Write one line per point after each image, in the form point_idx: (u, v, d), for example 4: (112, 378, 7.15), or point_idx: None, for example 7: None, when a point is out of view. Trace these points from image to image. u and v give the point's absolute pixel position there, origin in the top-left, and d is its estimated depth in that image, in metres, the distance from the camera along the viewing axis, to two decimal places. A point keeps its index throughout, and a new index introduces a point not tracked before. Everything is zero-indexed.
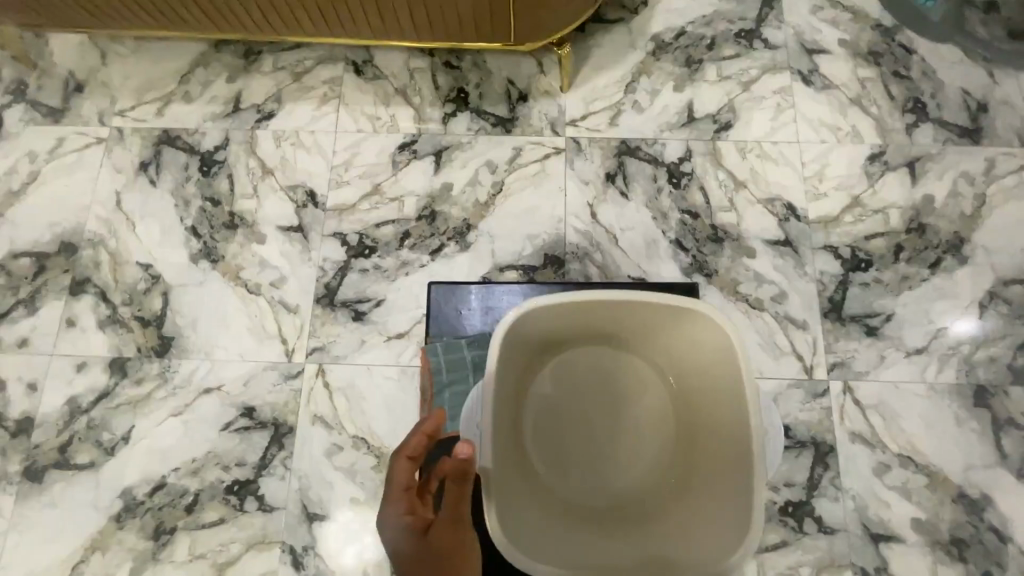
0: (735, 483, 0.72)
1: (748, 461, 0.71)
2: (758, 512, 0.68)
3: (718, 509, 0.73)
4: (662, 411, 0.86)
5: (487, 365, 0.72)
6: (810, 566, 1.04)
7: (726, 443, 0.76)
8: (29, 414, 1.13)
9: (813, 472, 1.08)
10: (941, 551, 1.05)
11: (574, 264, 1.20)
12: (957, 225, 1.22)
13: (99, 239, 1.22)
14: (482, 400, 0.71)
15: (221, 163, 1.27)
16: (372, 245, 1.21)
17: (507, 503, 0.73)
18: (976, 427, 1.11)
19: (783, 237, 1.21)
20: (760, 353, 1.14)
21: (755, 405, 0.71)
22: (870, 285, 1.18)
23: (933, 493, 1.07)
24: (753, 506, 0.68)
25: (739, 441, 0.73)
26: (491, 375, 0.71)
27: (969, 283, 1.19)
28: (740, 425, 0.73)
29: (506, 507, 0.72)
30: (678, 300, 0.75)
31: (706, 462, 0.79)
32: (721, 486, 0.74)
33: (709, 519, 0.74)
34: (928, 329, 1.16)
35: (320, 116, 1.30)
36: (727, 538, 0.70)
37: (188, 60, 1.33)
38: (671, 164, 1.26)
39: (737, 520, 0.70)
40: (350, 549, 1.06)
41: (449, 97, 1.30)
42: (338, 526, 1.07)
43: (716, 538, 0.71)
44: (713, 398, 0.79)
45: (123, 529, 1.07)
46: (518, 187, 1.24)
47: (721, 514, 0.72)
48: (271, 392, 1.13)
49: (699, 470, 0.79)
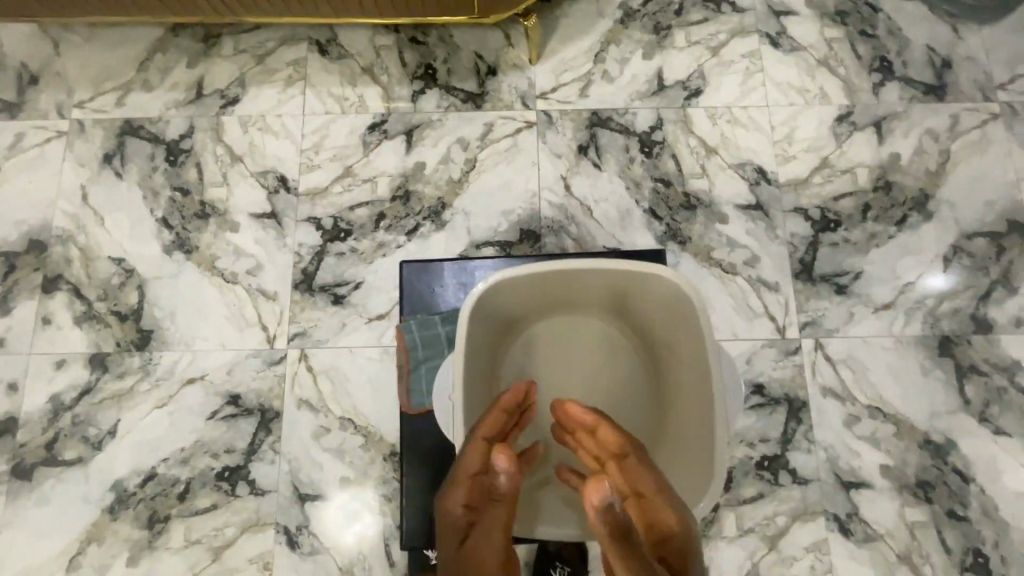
0: (702, 442, 0.75)
1: (712, 418, 0.73)
2: (720, 466, 0.71)
3: (687, 466, 0.77)
4: (637, 376, 0.89)
5: (456, 340, 0.74)
6: (785, 516, 1.09)
7: (694, 402, 0.78)
8: (12, 414, 1.13)
9: (787, 427, 1.12)
10: (908, 494, 1.10)
11: (550, 238, 1.21)
12: (922, 182, 1.24)
13: (68, 235, 1.21)
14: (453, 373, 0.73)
15: (188, 151, 1.25)
16: (347, 228, 1.21)
17: None
18: (940, 376, 1.15)
19: (755, 202, 1.23)
20: (734, 316, 1.17)
21: (717, 364, 0.73)
22: (839, 245, 1.21)
23: (900, 440, 1.12)
24: (715, 459, 0.71)
25: (705, 400, 0.75)
26: (460, 349, 0.73)
27: (934, 238, 1.22)
28: (706, 384, 0.75)
29: None
30: (640, 265, 0.76)
31: (677, 422, 0.82)
32: (690, 443, 0.78)
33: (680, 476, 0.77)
34: (895, 285, 1.19)
35: (286, 99, 1.27)
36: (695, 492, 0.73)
37: (145, 46, 1.29)
38: (643, 133, 1.26)
39: (704, 476, 0.73)
40: (349, 533, 1.08)
41: (416, 74, 1.28)
42: (336, 510, 1.09)
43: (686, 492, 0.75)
44: (682, 361, 0.81)
45: (116, 520, 1.09)
46: (491, 163, 1.24)
47: (691, 470, 0.76)
48: (255, 379, 1.14)
49: (671, 429, 0.82)
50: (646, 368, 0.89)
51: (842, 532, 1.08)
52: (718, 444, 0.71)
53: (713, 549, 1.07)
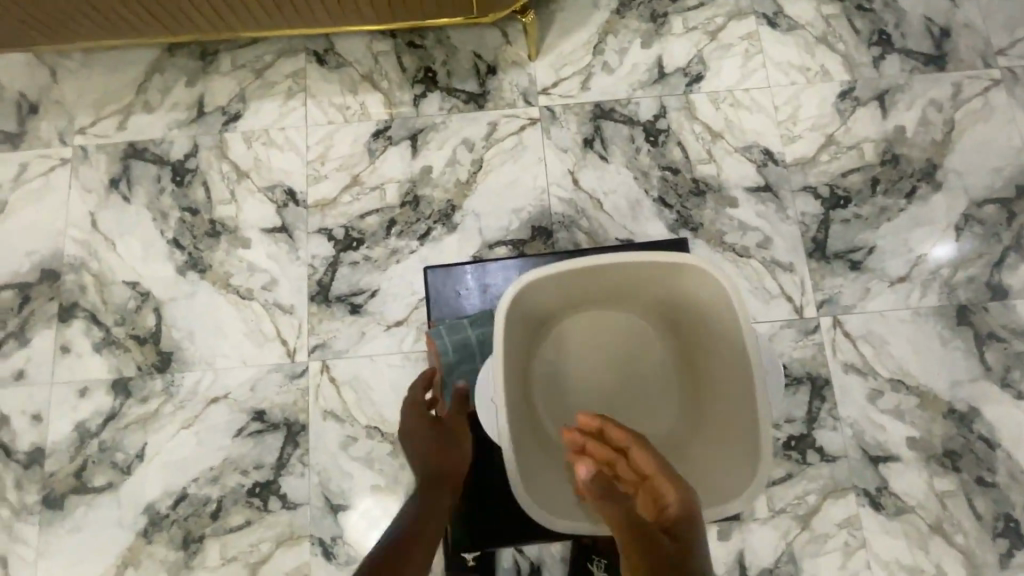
0: (742, 430, 0.75)
1: (752, 401, 0.74)
2: (766, 446, 0.71)
3: (729, 455, 0.77)
4: (668, 369, 0.89)
5: (494, 342, 0.73)
6: (816, 494, 1.09)
7: (730, 386, 0.79)
8: (39, 445, 1.13)
9: (811, 406, 1.13)
10: (936, 464, 1.11)
11: (562, 233, 1.21)
12: (929, 152, 1.24)
13: (80, 262, 1.20)
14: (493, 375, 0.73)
15: (193, 171, 1.24)
16: (359, 237, 1.21)
17: (531, 471, 0.76)
18: (960, 345, 1.16)
19: (763, 184, 1.23)
20: (751, 299, 1.17)
21: (754, 351, 0.73)
22: (850, 221, 1.21)
23: (924, 411, 1.13)
24: (760, 440, 0.72)
25: (742, 384, 0.76)
26: (498, 351, 0.73)
27: (943, 208, 1.22)
28: (742, 368, 0.76)
29: (529, 473, 0.75)
30: (671, 257, 0.76)
31: (713, 408, 0.82)
32: (729, 427, 0.78)
33: (721, 464, 0.78)
34: (908, 257, 1.20)
35: (288, 112, 1.27)
36: (740, 481, 0.73)
37: (143, 68, 1.29)
38: (647, 123, 1.26)
39: (747, 463, 0.73)
40: (375, 535, 1.09)
41: (417, 78, 1.28)
42: (360, 515, 1.10)
43: (730, 481, 0.75)
44: (715, 350, 0.81)
45: (151, 543, 1.09)
46: (497, 162, 1.24)
47: (733, 458, 0.76)
48: (279, 393, 1.14)
49: (707, 415, 0.83)
50: (677, 361, 0.89)
51: (873, 506, 1.09)
52: (761, 430, 0.71)
53: (746, 532, 1.08)
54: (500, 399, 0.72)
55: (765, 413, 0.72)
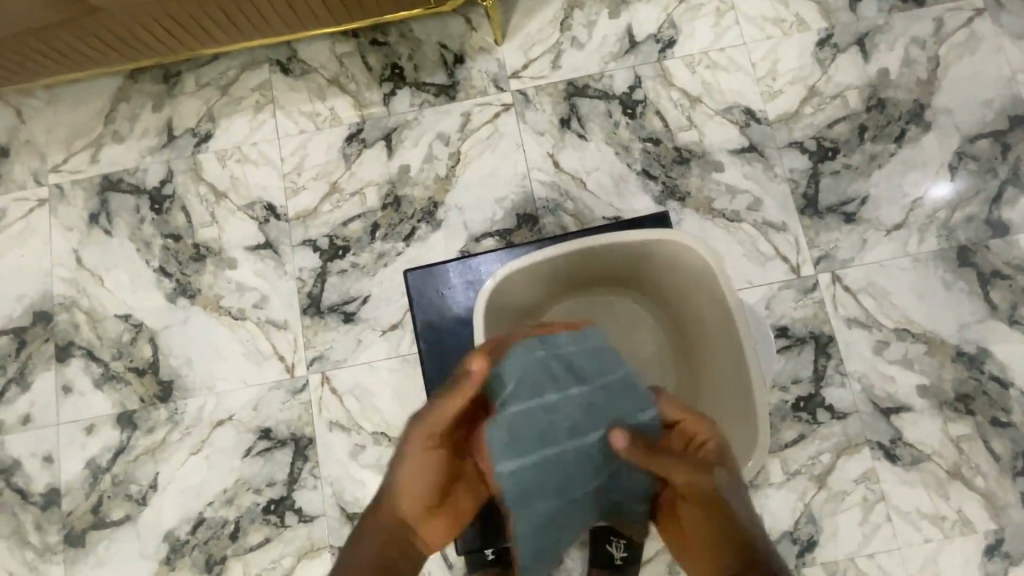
0: (739, 401, 0.76)
1: (745, 369, 0.75)
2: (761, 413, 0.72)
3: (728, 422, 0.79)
4: (662, 344, 0.91)
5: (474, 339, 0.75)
6: (830, 453, 1.08)
7: (722, 354, 0.80)
8: (53, 485, 1.14)
9: (817, 364, 1.11)
10: (949, 410, 1.09)
11: (548, 218, 1.19)
12: (915, 93, 1.21)
13: (70, 301, 1.20)
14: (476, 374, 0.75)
15: (171, 196, 1.23)
16: (344, 245, 1.19)
17: None
18: (963, 286, 1.13)
19: (748, 144, 1.20)
20: (747, 263, 1.15)
21: (741, 320, 0.74)
22: (840, 173, 1.18)
23: (932, 358, 1.11)
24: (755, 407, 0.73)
25: (734, 352, 0.77)
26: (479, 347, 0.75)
27: (935, 148, 1.19)
28: (732, 336, 0.77)
29: None
30: (644, 234, 0.77)
31: (708, 378, 0.84)
32: (727, 397, 0.79)
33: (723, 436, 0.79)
34: (903, 203, 1.17)
35: (258, 126, 1.25)
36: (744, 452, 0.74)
37: (108, 97, 1.27)
38: (623, 95, 1.23)
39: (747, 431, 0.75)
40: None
41: (384, 76, 1.25)
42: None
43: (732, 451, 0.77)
44: (704, 322, 0.83)
45: (176, 569, 1.10)
46: (475, 153, 1.22)
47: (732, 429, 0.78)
48: (282, 410, 1.14)
49: (704, 386, 0.85)
50: (671, 335, 0.91)
51: (888, 459, 1.08)
52: (756, 398, 0.73)
53: (764, 497, 1.07)
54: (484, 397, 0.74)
55: (757, 382, 0.73)
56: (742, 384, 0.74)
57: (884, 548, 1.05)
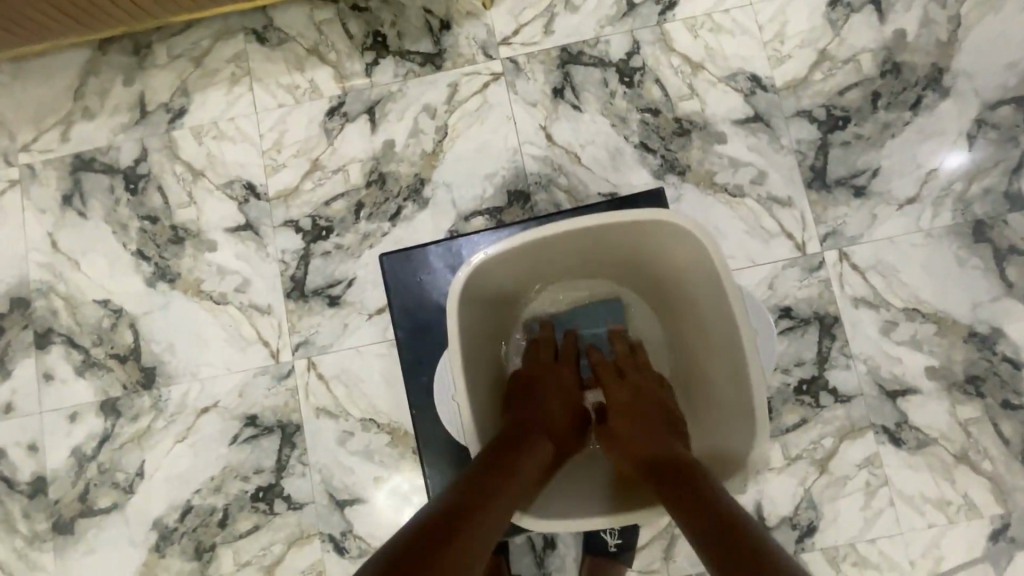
0: (735, 380, 0.78)
1: (738, 347, 0.76)
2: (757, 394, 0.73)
3: (726, 403, 0.80)
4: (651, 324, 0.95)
5: (449, 330, 0.77)
6: (832, 436, 1.04)
7: (715, 332, 0.81)
8: (40, 474, 1.12)
9: (821, 346, 1.07)
10: (958, 392, 1.05)
11: (541, 195, 1.13)
12: (933, 56, 1.13)
13: (47, 285, 1.16)
14: (451, 365, 0.77)
15: (146, 176, 1.18)
16: (327, 225, 1.14)
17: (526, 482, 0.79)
18: (978, 263, 1.08)
19: (753, 114, 1.13)
20: (749, 241, 1.10)
21: (736, 297, 0.75)
22: (851, 143, 1.11)
23: (943, 338, 1.06)
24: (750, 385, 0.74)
25: (727, 330, 0.78)
26: (454, 339, 0.76)
27: (953, 116, 1.11)
28: (724, 313, 0.78)
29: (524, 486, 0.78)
30: (627, 216, 0.78)
31: (703, 357, 0.86)
32: (723, 375, 0.81)
33: (719, 418, 0.82)
34: (917, 176, 1.10)
35: (235, 100, 1.18)
36: (743, 432, 0.75)
37: (76, 71, 1.20)
38: (620, 62, 1.15)
39: (744, 410, 0.76)
40: (408, 507, 1.08)
41: (366, 45, 1.18)
42: (387, 486, 1.09)
43: (732, 428, 0.78)
44: (692, 299, 0.85)
45: (166, 556, 1.09)
46: (463, 126, 1.15)
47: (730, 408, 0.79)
48: (268, 396, 1.11)
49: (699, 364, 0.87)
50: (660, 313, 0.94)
51: (893, 443, 1.04)
52: (752, 382, 0.74)
53: (763, 483, 1.04)
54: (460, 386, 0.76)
55: (753, 364, 0.74)
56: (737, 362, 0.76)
57: (886, 533, 1.03)
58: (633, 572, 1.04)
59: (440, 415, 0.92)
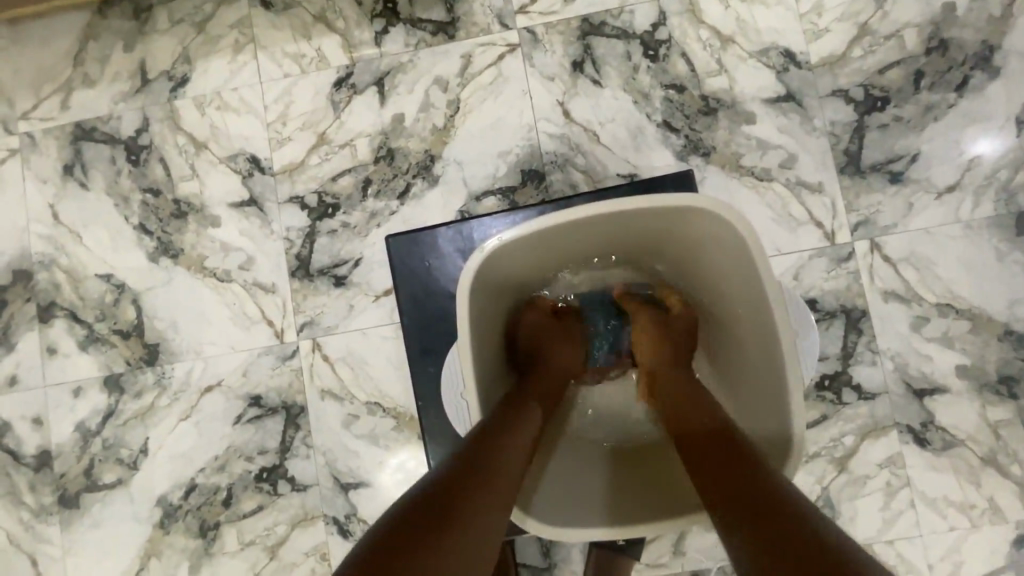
0: (767, 365, 0.75)
1: (772, 332, 0.72)
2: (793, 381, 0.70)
3: (759, 389, 0.77)
4: None
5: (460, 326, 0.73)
6: (854, 435, 1.00)
7: (748, 316, 0.78)
8: (45, 447, 1.11)
9: (846, 341, 1.02)
10: (989, 392, 1.00)
11: (555, 175, 1.07)
12: (984, 32, 1.04)
13: (49, 259, 1.14)
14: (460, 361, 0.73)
15: (148, 148, 1.14)
16: (334, 202, 1.10)
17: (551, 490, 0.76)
18: (1020, 258, 1.01)
19: (785, 92, 1.06)
20: (775, 229, 1.04)
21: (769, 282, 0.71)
22: (889, 127, 1.04)
23: (977, 336, 1.01)
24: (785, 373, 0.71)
25: (761, 314, 0.74)
26: (464, 335, 0.72)
27: (1002, 99, 1.04)
28: (757, 297, 0.74)
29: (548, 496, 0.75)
30: (651, 200, 0.73)
31: (733, 341, 0.83)
32: (755, 359, 0.78)
33: (751, 396, 0.79)
34: (958, 162, 1.03)
35: (238, 69, 1.13)
36: (776, 411, 0.73)
37: (74, 36, 1.15)
38: (644, 34, 1.08)
39: (778, 396, 0.73)
40: None
41: (376, 11, 1.12)
42: (392, 471, 1.07)
43: (767, 413, 0.75)
44: (719, 280, 0.82)
45: (170, 533, 1.09)
46: (476, 101, 1.09)
47: (764, 395, 0.76)
48: (272, 376, 1.09)
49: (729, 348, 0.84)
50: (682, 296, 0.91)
51: (917, 443, 1.00)
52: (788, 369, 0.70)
53: None
54: (468, 384, 0.72)
55: (788, 348, 0.70)
56: (771, 346, 0.72)
57: (905, 534, 0.99)
58: (638, 565, 1.02)
59: (448, 412, 0.90)
